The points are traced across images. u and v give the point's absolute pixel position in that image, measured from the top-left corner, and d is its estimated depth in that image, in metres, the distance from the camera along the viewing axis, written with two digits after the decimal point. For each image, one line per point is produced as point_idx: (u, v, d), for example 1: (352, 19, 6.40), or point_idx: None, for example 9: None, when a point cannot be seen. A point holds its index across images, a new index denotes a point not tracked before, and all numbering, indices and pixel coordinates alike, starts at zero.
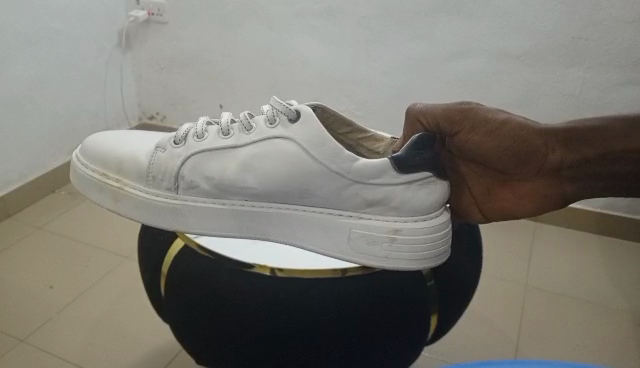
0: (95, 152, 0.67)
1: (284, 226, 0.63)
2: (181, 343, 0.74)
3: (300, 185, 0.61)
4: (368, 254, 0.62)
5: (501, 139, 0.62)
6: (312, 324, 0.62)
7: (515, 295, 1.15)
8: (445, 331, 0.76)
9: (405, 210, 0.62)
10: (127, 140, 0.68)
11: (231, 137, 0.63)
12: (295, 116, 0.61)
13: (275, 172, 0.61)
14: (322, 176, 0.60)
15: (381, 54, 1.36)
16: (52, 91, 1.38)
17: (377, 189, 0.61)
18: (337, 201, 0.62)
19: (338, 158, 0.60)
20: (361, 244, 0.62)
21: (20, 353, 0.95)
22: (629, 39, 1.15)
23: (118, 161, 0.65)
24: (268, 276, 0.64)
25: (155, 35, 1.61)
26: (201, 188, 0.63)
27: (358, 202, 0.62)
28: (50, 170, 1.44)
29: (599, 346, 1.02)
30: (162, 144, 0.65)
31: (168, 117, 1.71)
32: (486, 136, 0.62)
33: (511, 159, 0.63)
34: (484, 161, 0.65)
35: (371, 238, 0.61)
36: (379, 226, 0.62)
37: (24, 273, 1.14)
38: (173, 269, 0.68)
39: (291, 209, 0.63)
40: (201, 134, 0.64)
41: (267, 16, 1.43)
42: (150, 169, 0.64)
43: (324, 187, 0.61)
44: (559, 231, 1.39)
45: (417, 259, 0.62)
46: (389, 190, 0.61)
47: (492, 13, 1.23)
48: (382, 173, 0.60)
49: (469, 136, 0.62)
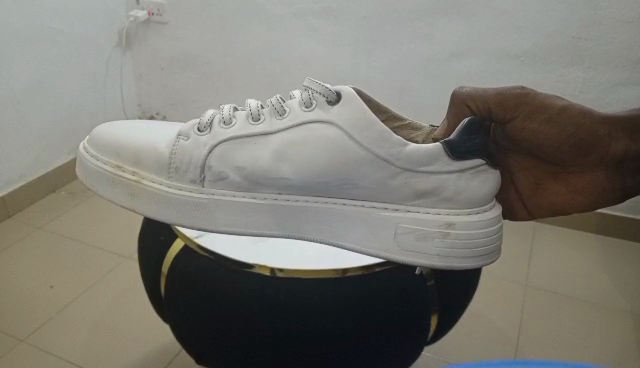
0: (107, 144, 0.66)
1: (325, 224, 0.62)
2: (181, 344, 0.74)
3: (339, 174, 0.60)
4: (415, 250, 0.61)
5: (559, 128, 0.61)
6: (312, 324, 0.62)
7: (516, 295, 1.15)
8: (446, 330, 0.75)
9: (459, 201, 0.61)
10: (141, 131, 0.67)
11: (262, 123, 0.63)
12: (335, 98, 0.61)
13: (311, 160, 0.60)
14: (370, 163, 0.60)
15: (381, 54, 1.36)
16: (51, 91, 1.38)
17: (429, 178, 0.60)
18: (383, 193, 0.61)
19: (385, 144, 0.59)
20: (410, 240, 0.61)
21: (21, 353, 0.94)
22: (629, 39, 1.16)
23: (135, 152, 0.64)
24: (268, 276, 0.64)
25: (155, 36, 1.61)
26: (231, 180, 0.62)
27: (408, 194, 0.61)
28: (50, 170, 1.43)
29: (600, 346, 1.03)
30: (185, 132, 0.64)
31: (168, 117, 1.71)
32: (546, 123, 0.62)
33: (571, 149, 0.63)
34: (537, 151, 0.64)
35: (421, 235, 0.61)
36: (429, 219, 0.61)
37: (24, 273, 1.13)
38: (174, 269, 0.68)
39: (329, 203, 0.62)
40: (229, 120, 0.64)
41: (267, 17, 1.44)
42: (172, 160, 0.63)
43: (370, 176, 0.60)
44: (558, 231, 1.39)
45: (469, 254, 0.61)
46: (441, 179, 0.60)
47: (493, 13, 1.23)
48: (434, 161, 0.60)
49: (524, 123, 0.61)
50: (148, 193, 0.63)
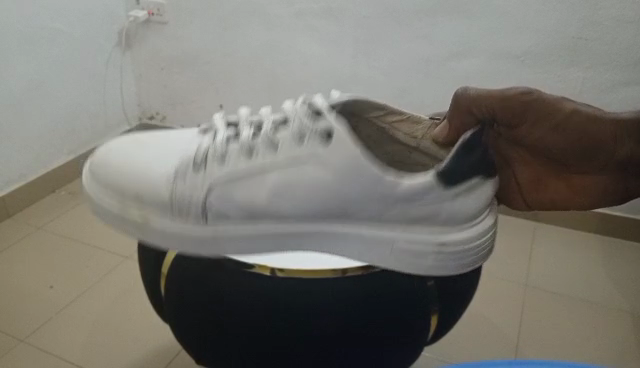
0: (108, 184, 0.66)
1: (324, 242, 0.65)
2: (181, 344, 0.74)
3: (338, 205, 0.63)
4: (415, 264, 0.64)
5: (565, 133, 0.63)
6: (312, 324, 0.62)
7: (516, 295, 1.15)
8: (446, 331, 0.75)
9: (454, 220, 0.64)
10: (136, 166, 0.66)
11: (257, 157, 0.64)
12: (327, 135, 0.62)
13: (310, 196, 0.62)
14: (365, 196, 0.62)
15: (381, 54, 1.36)
16: (52, 91, 1.38)
17: (424, 205, 0.63)
18: (383, 215, 0.64)
19: (379, 183, 0.61)
20: (408, 259, 0.64)
21: (21, 353, 0.94)
22: (630, 39, 1.16)
23: (136, 191, 0.64)
24: (268, 276, 0.63)
25: (155, 36, 1.60)
26: (233, 214, 0.64)
27: (404, 219, 0.64)
28: (50, 171, 1.43)
29: (600, 345, 1.03)
30: (182, 170, 0.65)
31: (168, 117, 1.70)
32: (550, 127, 0.64)
33: (577, 151, 0.64)
34: (542, 152, 0.67)
35: (418, 252, 0.64)
36: (426, 239, 0.64)
37: (24, 274, 1.13)
38: (174, 269, 0.68)
39: (329, 227, 0.65)
40: (223, 157, 0.65)
41: (267, 16, 1.44)
42: (173, 200, 0.64)
43: (367, 205, 0.63)
44: (558, 231, 1.39)
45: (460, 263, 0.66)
46: (436, 205, 0.63)
47: (493, 14, 1.23)
48: (428, 191, 0.62)
49: (531, 130, 0.64)
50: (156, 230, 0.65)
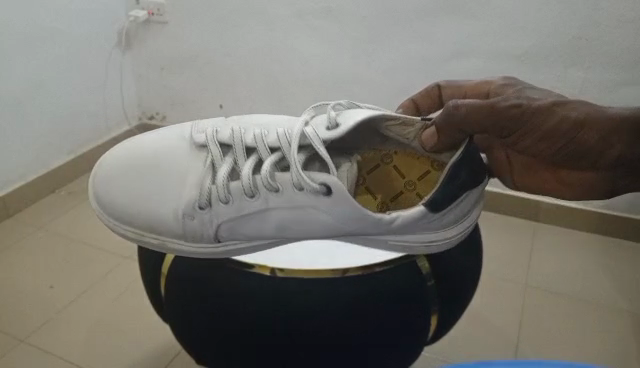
0: (120, 214, 0.68)
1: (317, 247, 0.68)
2: (181, 344, 0.74)
3: (337, 232, 0.66)
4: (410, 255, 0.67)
5: (556, 141, 0.63)
6: (312, 324, 0.63)
7: (516, 295, 1.15)
8: (446, 330, 0.75)
9: (445, 225, 0.67)
10: (144, 193, 0.67)
11: (258, 199, 0.65)
12: (326, 188, 0.64)
13: (311, 229, 0.66)
14: (362, 229, 0.65)
15: (381, 53, 1.36)
16: (52, 91, 1.38)
17: (415, 227, 0.66)
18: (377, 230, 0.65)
19: (376, 225, 0.64)
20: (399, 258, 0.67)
21: (21, 353, 0.94)
22: (630, 38, 1.16)
23: (149, 223, 0.67)
24: (268, 276, 0.64)
25: (155, 35, 1.60)
26: (241, 243, 0.67)
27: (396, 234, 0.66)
28: (50, 170, 1.43)
29: (600, 345, 1.03)
30: (188, 212, 0.66)
31: (168, 117, 1.70)
32: (540, 137, 0.63)
33: (567, 156, 0.64)
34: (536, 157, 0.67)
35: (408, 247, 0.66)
36: (417, 240, 0.66)
37: (24, 274, 1.14)
38: (174, 269, 0.68)
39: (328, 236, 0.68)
40: (226, 198, 0.65)
41: (267, 16, 1.44)
42: (186, 233, 0.66)
43: (363, 230, 0.65)
44: (558, 230, 1.39)
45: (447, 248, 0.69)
46: (427, 224, 0.66)
47: (493, 14, 1.23)
48: (421, 216, 0.65)
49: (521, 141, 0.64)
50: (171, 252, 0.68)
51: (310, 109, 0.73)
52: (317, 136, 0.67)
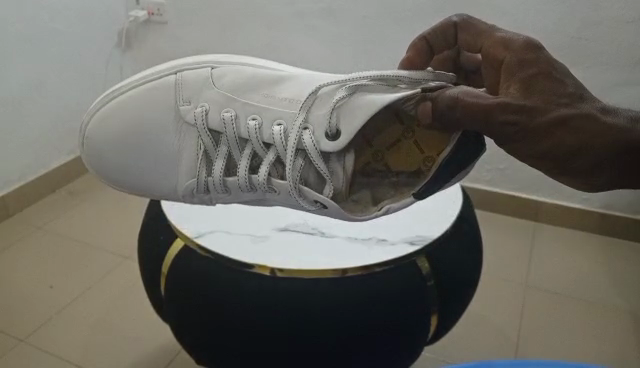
0: (120, 180, 0.72)
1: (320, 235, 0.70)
2: (181, 344, 0.74)
3: None
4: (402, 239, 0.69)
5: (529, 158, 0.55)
6: (313, 324, 0.63)
7: (515, 295, 1.15)
8: (446, 330, 0.75)
9: None
10: (142, 170, 0.71)
11: (255, 192, 0.67)
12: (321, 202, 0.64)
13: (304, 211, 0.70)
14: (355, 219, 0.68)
15: (381, 53, 1.36)
16: (52, 91, 1.38)
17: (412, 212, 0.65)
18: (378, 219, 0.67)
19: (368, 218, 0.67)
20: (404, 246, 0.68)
21: (21, 353, 0.95)
22: (629, 39, 1.16)
23: (154, 192, 0.72)
24: (268, 275, 0.64)
25: (155, 36, 1.59)
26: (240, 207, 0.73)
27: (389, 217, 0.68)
28: (50, 170, 1.43)
29: (599, 345, 1.03)
30: (189, 194, 0.70)
31: None
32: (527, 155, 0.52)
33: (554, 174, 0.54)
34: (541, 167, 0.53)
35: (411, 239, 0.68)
36: None
37: (24, 273, 1.14)
38: (174, 269, 0.68)
39: None
40: (224, 189, 0.68)
41: (267, 17, 1.44)
42: (187, 204, 0.72)
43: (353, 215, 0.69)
44: (558, 230, 1.39)
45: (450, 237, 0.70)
46: None
47: (492, 14, 1.23)
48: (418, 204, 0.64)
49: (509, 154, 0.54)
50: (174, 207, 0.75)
51: (306, 99, 0.64)
52: (315, 147, 0.63)
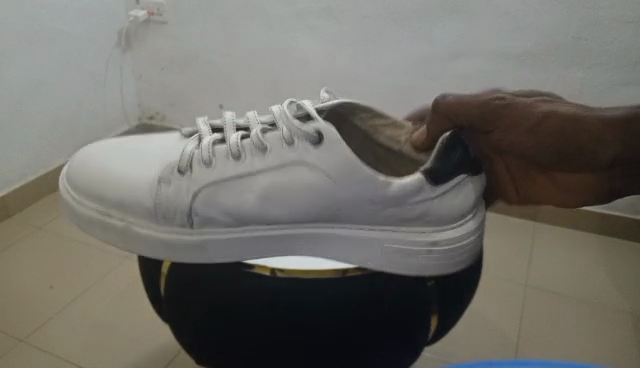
0: (92, 192, 0.68)
1: (311, 243, 0.66)
2: (181, 344, 0.73)
3: (323, 204, 0.64)
4: (400, 265, 0.64)
5: (537, 139, 0.61)
6: (313, 323, 0.63)
7: (515, 294, 1.15)
8: (447, 330, 0.75)
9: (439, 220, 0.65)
10: (118, 170, 0.68)
11: (243, 160, 0.65)
12: (316, 139, 0.64)
13: (295, 203, 0.64)
14: (354, 204, 0.64)
15: (381, 53, 1.36)
16: (52, 91, 1.38)
17: (414, 207, 0.64)
18: (373, 219, 0.65)
19: (368, 185, 0.63)
20: (399, 259, 0.64)
21: (21, 353, 0.95)
22: (629, 39, 1.16)
23: (118, 200, 0.66)
24: (268, 276, 0.63)
25: (155, 35, 1.59)
26: (218, 219, 0.65)
27: (391, 218, 0.65)
28: (50, 170, 1.43)
29: (599, 345, 1.03)
30: (165, 177, 0.66)
31: (168, 117, 1.69)
32: (526, 131, 0.61)
33: (551, 154, 0.61)
34: (539, 145, 0.61)
35: (410, 251, 0.65)
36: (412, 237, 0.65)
37: (24, 273, 1.14)
38: (174, 268, 0.68)
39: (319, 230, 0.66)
40: (208, 160, 0.66)
41: (267, 17, 1.44)
42: (157, 206, 0.65)
43: (352, 205, 0.64)
44: (558, 230, 1.38)
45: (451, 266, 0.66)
46: (426, 206, 0.64)
47: (492, 14, 1.23)
48: (420, 191, 0.63)
49: (508, 133, 0.62)
50: (138, 238, 0.67)
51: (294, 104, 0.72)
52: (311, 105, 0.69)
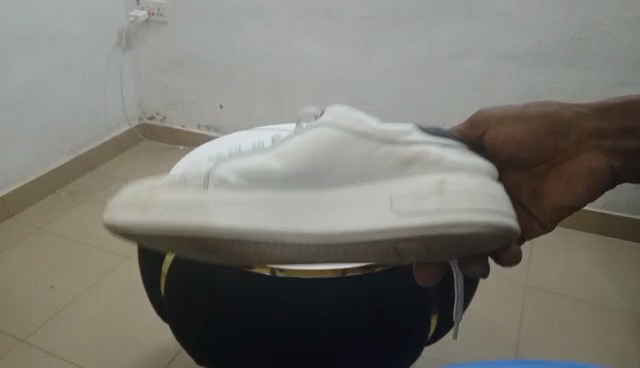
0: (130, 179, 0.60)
1: (295, 206, 0.40)
2: (182, 344, 0.74)
3: (319, 147, 0.42)
4: (414, 215, 0.38)
5: (527, 124, 0.49)
6: (313, 323, 0.63)
7: (515, 295, 1.15)
8: (447, 331, 0.75)
9: (452, 163, 0.41)
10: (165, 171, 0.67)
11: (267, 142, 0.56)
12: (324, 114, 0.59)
13: (287, 145, 0.45)
14: (335, 132, 0.42)
15: (381, 53, 1.36)
16: (52, 91, 1.38)
17: (409, 143, 0.42)
18: (380, 171, 0.41)
19: (346, 111, 0.43)
20: (408, 203, 0.39)
21: (21, 353, 0.95)
22: (629, 39, 1.16)
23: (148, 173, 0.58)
24: (267, 275, 0.63)
25: (155, 36, 1.59)
26: (202, 176, 0.43)
27: (394, 163, 0.41)
28: (51, 170, 1.43)
29: (599, 345, 1.03)
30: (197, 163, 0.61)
31: (168, 117, 1.69)
32: (512, 124, 0.49)
33: (549, 140, 0.49)
34: (537, 139, 0.49)
35: (417, 193, 0.39)
36: (422, 183, 0.40)
37: (24, 273, 1.14)
38: (174, 269, 0.68)
39: (320, 189, 0.41)
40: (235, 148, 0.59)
41: (266, 16, 1.44)
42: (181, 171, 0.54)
43: (347, 148, 0.42)
44: (558, 231, 1.38)
45: (479, 213, 0.38)
46: (426, 143, 0.42)
47: (492, 14, 1.23)
48: (413, 129, 0.43)
49: (493, 135, 0.50)
50: None
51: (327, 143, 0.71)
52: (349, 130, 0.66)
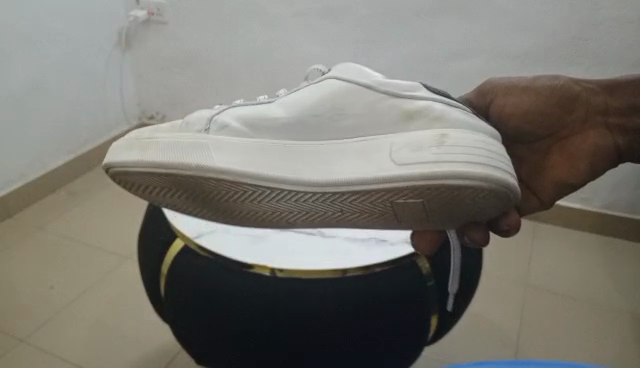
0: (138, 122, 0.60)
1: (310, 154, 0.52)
2: (182, 343, 0.73)
3: (331, 104, 0.54)
4: (414, 161, 0.48)
5: (536, 95, 0.61)
6: (313, 324, 0.63)
7: (516, 295, 1.15)
8: (447, 330, 0.75)
9: (453, 119, 0.51)
10: None
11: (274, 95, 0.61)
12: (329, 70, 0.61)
13: (307, 100, 0.54)
14: (355, 92, 0.54)
15: (382, 53, 1.36)
16: (52, 91, 1.38)
17: (412, 100, 0.53)
18: (384, 124, 0.53)
19: (364, 75, 0.55)
20: (406, 154, 0.49)
21: (21, 353, 0.95)
22: (629, 39, 1.16)
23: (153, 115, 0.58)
24: (268, 275, 0.63)
25: (155, 35, 1.59)
26: (231, 127, 0.54)
27: (397, 117, 0.53)
28: (51, 170, 1.43)
29: (599, 345, 1.03)
30: None
31: (168, 117, 1.68)
32: (523, 94, 0.61)
33: (555, 112, 0.61)
34: (545, 107, 0.61)
35: (418, 145, 0.49)
36: (422, 135, 0.50)
37: (24, 273, 1.13)
38: (174, 269, 0.68)
39: (327, 142, 0.53)
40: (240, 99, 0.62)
41: (266, 16, 1.44)
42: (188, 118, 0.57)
43: (360, 104, 0.53)
44: (558, 231, 1.38)
45: (474, 167, 0.46)
46: (429, 102, 0.53)
47: (493, 14, 1.24)
48: (416, 89, 0.55)
49: (504, 101, 0.61)
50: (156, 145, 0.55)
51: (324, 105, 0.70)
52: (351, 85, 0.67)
